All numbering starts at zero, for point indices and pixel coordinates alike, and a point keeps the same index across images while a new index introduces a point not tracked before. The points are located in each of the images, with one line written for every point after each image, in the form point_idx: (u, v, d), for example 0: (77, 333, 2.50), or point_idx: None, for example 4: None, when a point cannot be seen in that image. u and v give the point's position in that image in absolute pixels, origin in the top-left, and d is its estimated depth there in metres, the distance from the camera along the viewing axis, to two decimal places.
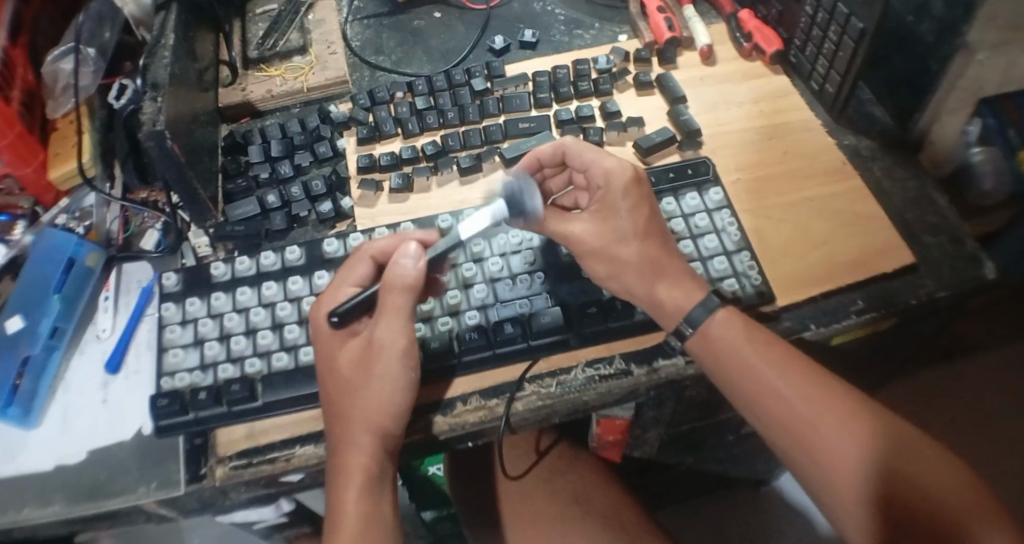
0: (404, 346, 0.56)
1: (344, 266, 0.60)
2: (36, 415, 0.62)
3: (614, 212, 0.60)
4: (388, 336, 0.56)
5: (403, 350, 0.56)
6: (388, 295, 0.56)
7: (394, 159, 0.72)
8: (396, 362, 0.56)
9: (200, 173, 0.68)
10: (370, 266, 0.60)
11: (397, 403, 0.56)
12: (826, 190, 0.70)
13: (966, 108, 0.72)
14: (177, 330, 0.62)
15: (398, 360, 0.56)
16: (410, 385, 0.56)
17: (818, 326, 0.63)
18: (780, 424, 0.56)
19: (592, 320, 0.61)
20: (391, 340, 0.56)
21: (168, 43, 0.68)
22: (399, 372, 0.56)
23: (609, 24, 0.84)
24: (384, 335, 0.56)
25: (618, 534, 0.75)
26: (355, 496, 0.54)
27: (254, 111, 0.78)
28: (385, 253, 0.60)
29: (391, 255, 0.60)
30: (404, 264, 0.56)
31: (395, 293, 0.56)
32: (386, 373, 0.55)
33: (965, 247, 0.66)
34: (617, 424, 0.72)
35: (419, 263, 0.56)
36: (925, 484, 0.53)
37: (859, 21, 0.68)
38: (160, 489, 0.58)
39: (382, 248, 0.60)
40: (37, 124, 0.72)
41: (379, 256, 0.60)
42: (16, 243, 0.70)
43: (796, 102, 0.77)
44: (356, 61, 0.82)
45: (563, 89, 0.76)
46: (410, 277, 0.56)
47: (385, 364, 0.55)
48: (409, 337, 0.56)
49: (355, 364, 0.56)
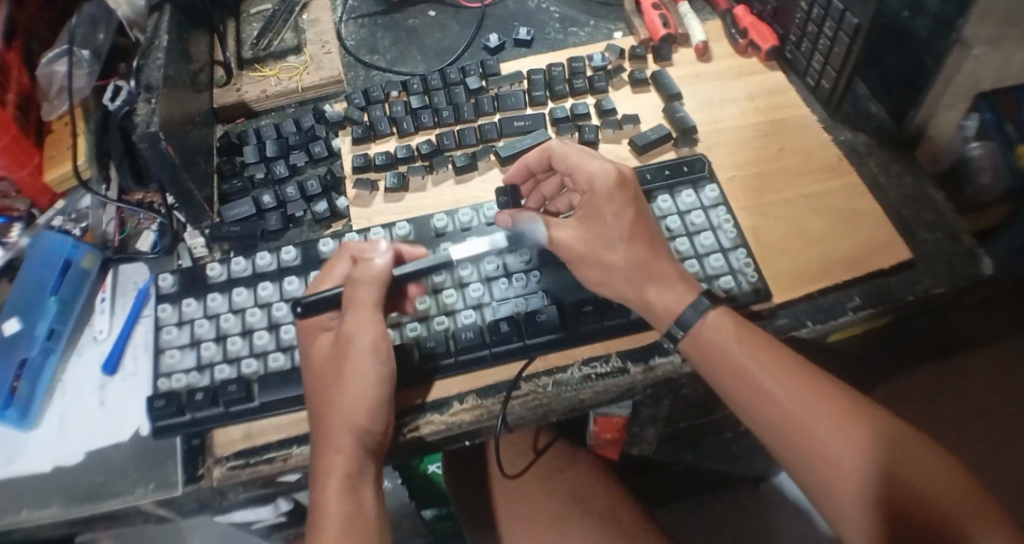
0: (375, 340, 0.56)
1: (327, 262, 0.61)
2: (34, 417, 0.62)
3: (599, 217, 0.61)
4: (356, 330, 0.56)
5: (372, 344, 0.56)
6: (359, 290, 0.57)
7: (389, 158, 0.71)
8: (367, 357, 0.56)
9: (195, 174, 0.68)
10: (350, 264, 0.60)
11: (373, 398, 0.55)
12: (821, 187, 0.70)
13: (963, 103, 0.72)
14: (174, 331, 0.62)
15: (368, 354, 0.56)
16: (383, 379, 0.56)
17: (815, 323, 0.63)
18: (774, 426, 0.56)
19: (588, 318, 0.61)
20: (360, 333, 0.56)
21: (161, 45, 0.68)
22: (371, 365, 0.56)
23: (604, 21, 0.84)
24: (353, 328, 0.56)
25: (615, 533, 0.75)
26: (336, 497, 0.54)
27: (249, 111, 0.78)
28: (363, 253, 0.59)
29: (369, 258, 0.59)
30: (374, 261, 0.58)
31: (363, 288, 0.57)
32: (357, 368, 0.55)
33: (961, 243, 0.66)
34: (614, 423, 0.74)
35: (386, 257, 0.59)
36: (923, 485, 0.53)
37: (854, 16, 0.68)
38: (158, 490, 0.58)
39: (361, 248, 0.60)
40: (31, 127, 0.72)
41: (360, 257, 0.60)
42: (14, 245, 0.70)
43: (791, 98, 0.77)
44: (351, 61, 0.82)
45: (557, 87, 0.76)
46: (375, 271, 0.57)
47: (356, 359, 0.56)
48: (379, 331, 0.57)
49: (329, 359, 0.57)
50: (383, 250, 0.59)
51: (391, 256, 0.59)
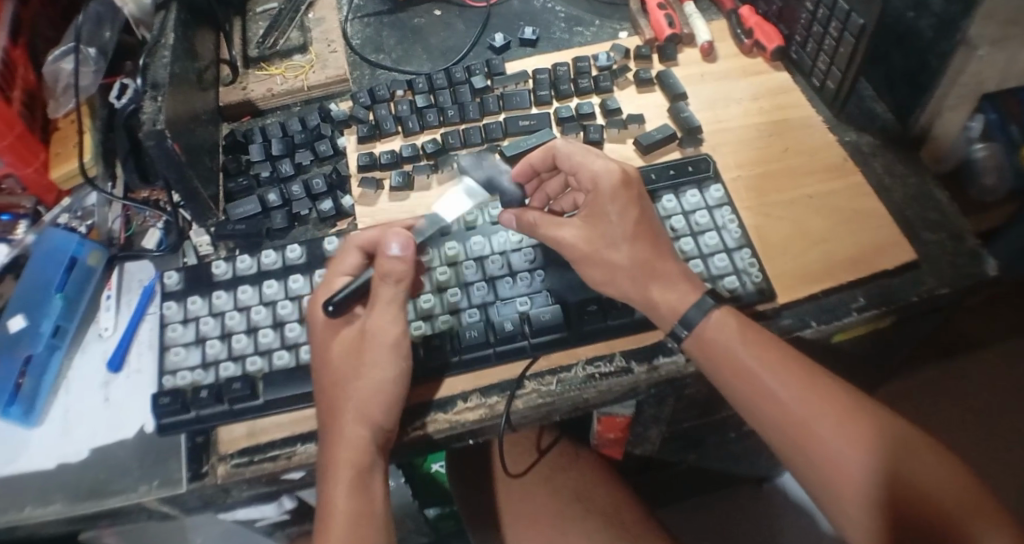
0: (397, 336, 0.57)
1: (336, 255, 0.61)
2: (38, 414, 0.62)
3: (603, 216, 0.61)
4: (379, 326, 0.56)
5: (394, 341, 0.56)
6: (381, 286, 0.56)
7: (394, 157, 0.72)
8: (387, 352, 0.56)
9: (200, 172, 0.68)
10: (359, 256, 0.60)
11: (389, 392, 0.56)
12: (825, 187, 0.70)
13: (967, 104, 0.72)
14: (178, 328, 0.62)
15: (389, 350, 0.56)
16: (402, 374, 0.57)
17: (819, 323, 0.63)
18: (778, 425, 0.56)
19: (592, 318, 0.61)
20: (383, 331, 0.56)
21: (167, 43, 0.68)
22: (390, 361, 0.56)
23: (609, 21, 0.84)
24: (377, 325, 0.56)
25: (618, 533, 0.74)
26: (346, 492, 0.54)
27: (254, 110, 0.78)
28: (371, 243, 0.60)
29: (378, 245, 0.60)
30: (390, 257, 0.56)
31: (387, 284, 0.56)
32: (377, 363, 0.56)
33: (966, 244, 0.66)
34: (617, 423, 0.72)
35: (404, 251, 0.56)
36: (926, 485, 0.53)
37: (859, 17, 0.68)
38: (162, 487, 0.58)
39: (369, 239, 0.60)
40: (37, 124, 0.73)
41: (367, 246, 0.60)
42: (19, 242, 0.70)
43: (796, 99, 0.76)
44: (356, 59, 0.82)
45: (562, 86, 0.76)
46: (400, 268, 0.56)
47: (374, 355, 0.56)
48: (400, 327, 0.57)
49: (348, 354, 0.57)
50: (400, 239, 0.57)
51: (411, 245, 0.57)
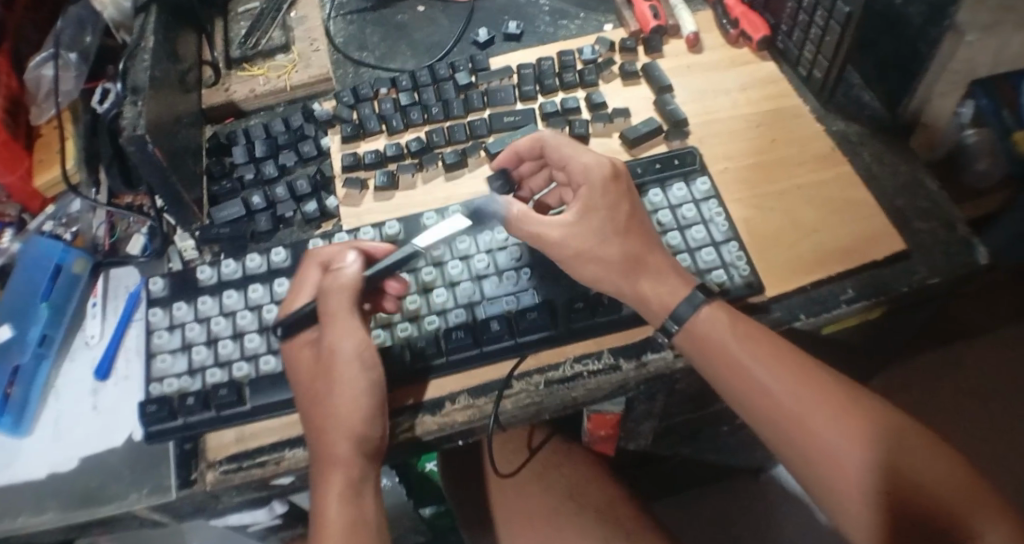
0: (357, 347, 0.56)
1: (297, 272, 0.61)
2: (28, 424, 0.62)
3: (594, 209, 0.60)
4: (336, 341, 0.56)
5: (356, 353, 0.56)
6: (330, 301, 0.57)
7: (378, 157, 0.71)
8: (351, 365, 0.55)
9: (183, 175, 0.68)
10: (320, 272, 0.60)
11: (366, 405, 0.55)
12: (814, 178, 0.69)
13: (959, 90, 0.71)
14: (164, 335, 0.62)
15: (352, 363, 0.56)
16: (373, 386, 0.56)
17: (808, 317, 0.62)
18: (772, 421, 0.56)
19: (579, 315, 0.61)
20: (342, 344, 0.56)
21: (147, 46, 0.67)
22: (357, 375, 0.55)
23: (594, 14, 0.83)
24: (332, 340, 0.56)
25: (611, 529, 0.75)
26: (339, 504, 0.54)
27: (238, 111, 0.77)
28: (331, 260, 0.60)
29: (337, 260, 0.60)
30: (344, 268, 0.58)
31: (333, 298, 0.57)
32: (345, 378, 0.55)
33: (957, 233, 0.65)
34: (607, 419, 0.72)
35: (356, 265, 0.58)
36: (923, 479, 0.53)
37: (844, 5, 0.67)
38: (152, 495, 0.58)
39: (327, 256, 0.60)
40: (21, 130, 0.72)
41: (327, 262, 0.60)
42: (4, 251, 0.70)
43: (784, 89, 0.76)
44: (339, 58, 0.81)
45: (547, 81, 0.75)
46: (345, 279, 0.57)
47: (341, 369, 0.55)
48: (359, 338, 0.56)
49: (314, 372, 0.57)
50: (354, 259, 0.59)
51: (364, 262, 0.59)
